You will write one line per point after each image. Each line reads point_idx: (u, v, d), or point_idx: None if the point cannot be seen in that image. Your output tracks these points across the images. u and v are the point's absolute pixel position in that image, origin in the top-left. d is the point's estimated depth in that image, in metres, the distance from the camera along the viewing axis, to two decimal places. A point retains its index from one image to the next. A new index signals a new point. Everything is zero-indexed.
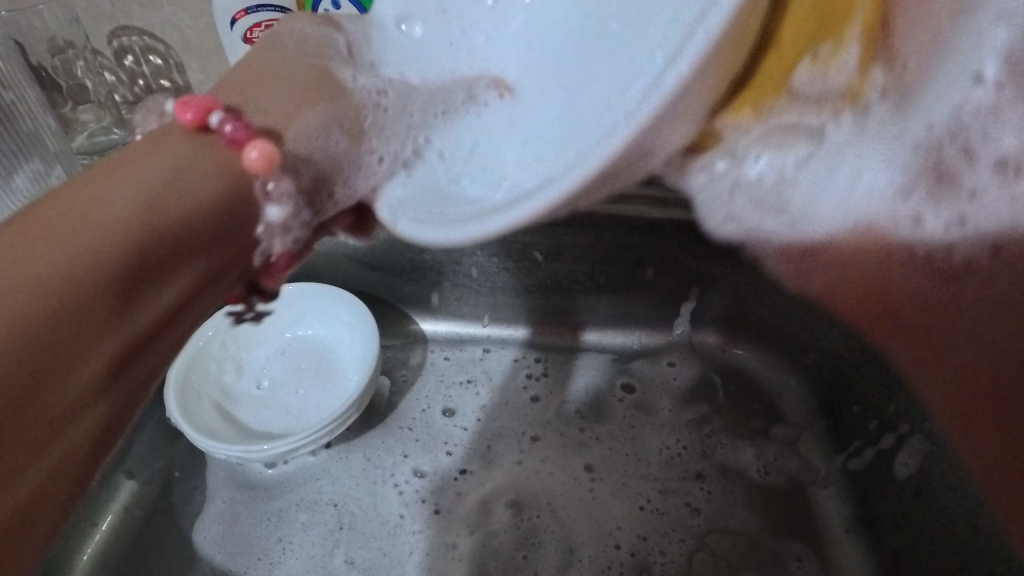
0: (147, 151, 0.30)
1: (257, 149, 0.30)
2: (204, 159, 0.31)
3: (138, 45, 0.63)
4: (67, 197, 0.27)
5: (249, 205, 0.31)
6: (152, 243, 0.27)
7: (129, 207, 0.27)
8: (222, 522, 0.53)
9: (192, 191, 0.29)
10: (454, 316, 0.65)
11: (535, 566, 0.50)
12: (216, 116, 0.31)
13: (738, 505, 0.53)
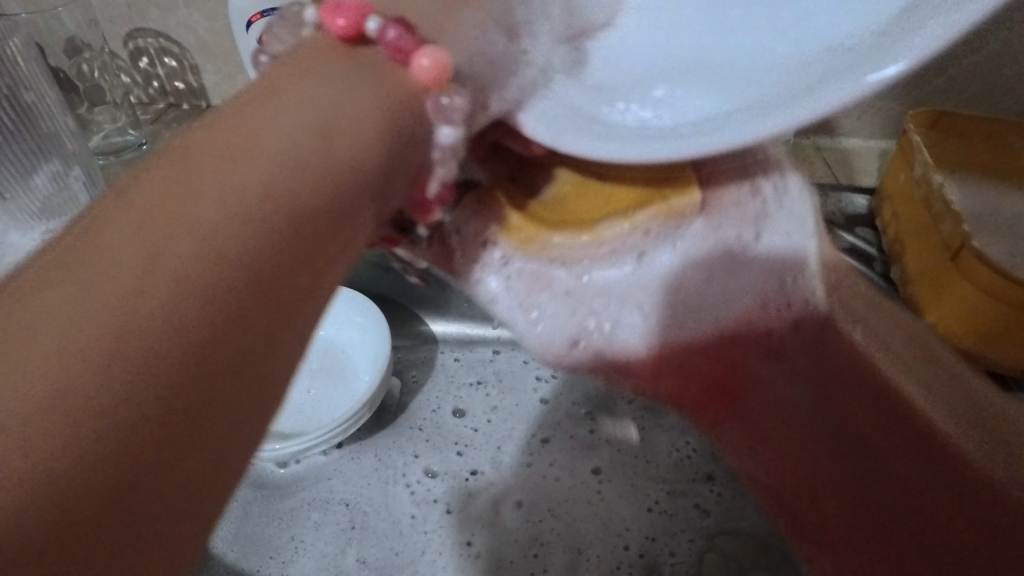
0: (291, 84, 0.27)
1: (428, 57, 0.30)
2: (385, 88, 0.29)
3: (154, 47, 0.64)
4: (185, 176, 0.23)
5: (419, 130, 0.30)
6: (302, 198, 0.24)
7: (279, 180, 0.24)
8: (234, 521, 0.53)
9: (353, 134, 0.27)
10: (465, 317, 0.65)
11: (545, 565, 0.50)
12: (373, 22, 0.30)
13: (749, 508, 0.52)
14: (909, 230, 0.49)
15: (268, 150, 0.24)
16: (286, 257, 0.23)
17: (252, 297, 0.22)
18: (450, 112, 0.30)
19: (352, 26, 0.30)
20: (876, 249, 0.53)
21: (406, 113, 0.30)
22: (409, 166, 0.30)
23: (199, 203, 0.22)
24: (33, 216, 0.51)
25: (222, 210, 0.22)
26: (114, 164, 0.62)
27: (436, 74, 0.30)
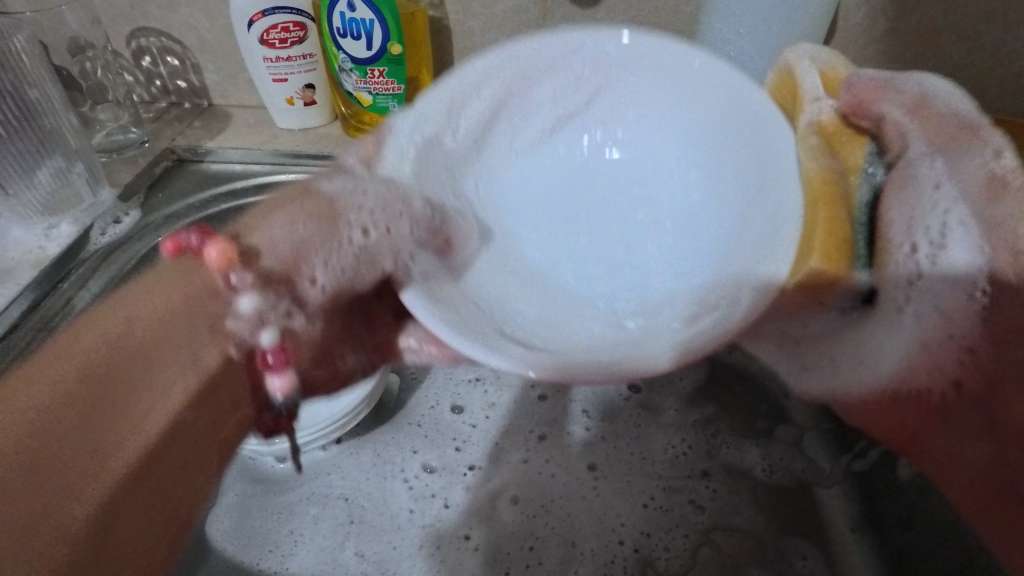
0: (98, 320, 0.35)
1: (214, 248, 0.34)
2: (190, 283, 0.37)
3: (156, 46, 0.65)
4: (61, 345, 0.34)
5: (217, 302, 0.36)
6: (115, 372, 0.33)
7: (107, 340, 0.34)
8: (233, 515, 0.54)
9: (153, 311, 0.35)
10: None
11: (541, 558, 0.51)
12: (186, 236, 0.36)
13: (744, 504, 0.53)
14: None
15: (88, 348, 0.33)
16: (115, 411, 0.33)
17: (86, 445, 0.31)
18: (249, 314, 0.35)
19: (177, 250, 0.36)
20: None
21: (201, 316, 0.36)
22: (205, 337, 0.36)
23: (29, 402, 0.31)
24: (37, 210, 0.53)
25: (49, 399, 0.32)
26: (116, 161, 0.63)
27: (224, 259, 0.34)
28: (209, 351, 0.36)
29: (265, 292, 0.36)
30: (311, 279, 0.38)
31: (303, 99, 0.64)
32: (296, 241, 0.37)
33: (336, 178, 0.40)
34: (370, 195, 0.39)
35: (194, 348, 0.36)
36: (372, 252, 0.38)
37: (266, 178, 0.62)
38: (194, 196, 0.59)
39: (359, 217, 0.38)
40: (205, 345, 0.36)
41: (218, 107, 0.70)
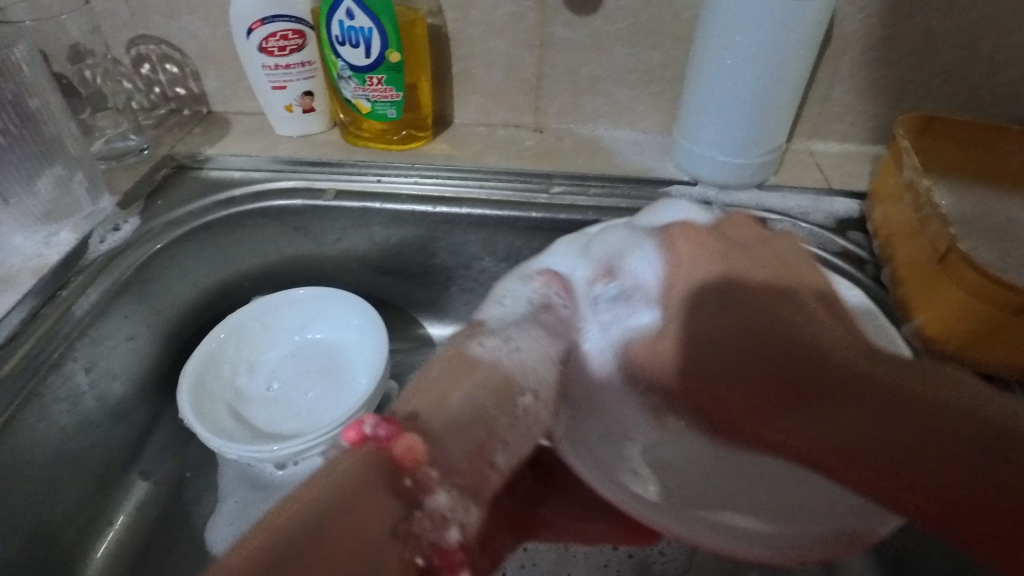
0: (318, 482, 0.33)
1: (407, 448, 0.35)
2: (378, 471, 0.34)
3: (156, 54, 0.66)
4: (326, 479, 0.33)
5: (402, 501, 0.34)
6: (310, 546, 0.30)
7: (334, 489, 0.32)
8: (233, 522, 0.54)
9: (346, 511, 0.32)
10: (460, 319, 0.69)
11: (536, 558, 0.53)
12: (370, 425, 0.35)
13: None
14: (900, 232, 0.50)
15: (288, 524, 0.30)
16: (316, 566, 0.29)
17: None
18: (436, 510, 0.35)
19: (359, 437, 0.35)
20: (867, 253, 0.54)
21: (373, 490, 0.33)
22: (393, 536, 0.33)
23: (269, 538, 0.29)
24: (36, 219, 0.53)
25: (264, 551, 0.29)
26: (116, 168, 0.62)
27: (411, 455, 0.35)
28: (391, 552, 0.32)
29: (449, 490, 0.36)
30: (489, 461, 0.39)
31: (301, 106, 0.64)
32: (480, 422, 0.39)
33: (486, 338, 0.45)
34: (526, 347, 0.45)
35: (377, 551, 0.32)
36: (534, 414, 0.43)
37: (264, 185, 0.62)
38: (194, 202, 0.60)
39: (527, 384, 0.43)
40: (382, 542, 0.32)
41: (218, 113, 0.70)
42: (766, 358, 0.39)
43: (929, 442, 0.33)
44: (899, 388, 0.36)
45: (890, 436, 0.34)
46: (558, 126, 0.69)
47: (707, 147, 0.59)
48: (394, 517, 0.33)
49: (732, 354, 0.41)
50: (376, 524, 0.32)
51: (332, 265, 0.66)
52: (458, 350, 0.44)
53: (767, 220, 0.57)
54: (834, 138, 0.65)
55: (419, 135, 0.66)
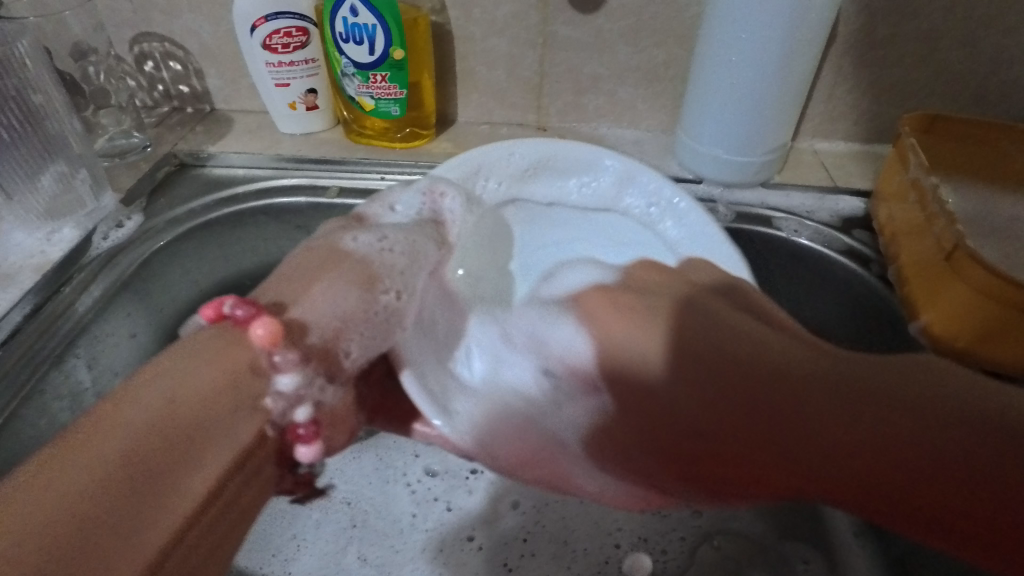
0: (122, 408, 0.29)
1: (263, 327, 0.34)
2: (233, 356, 0.34)
3: (159, 51, 0.65)
4: (145, 384, 0.31)
5: (258, 380, 0.34)
6: (150, 474, 0.28)
7: (162, 395, 0.31)
8: None
9: (194, 398, 0.31)
10: None
11: (533, 549, 0.53)
12: (229, 306, 0.35)
13: (743, 509, 0.55)
14: (905, 231, 0.49)
15: (147, 413, 0.30)
16: (150, 482, 0.28)
17: (165, 484, 0.28)
18: (288, 392, 0.35)
19: (216, 317, 0.36)
20: (873, 251, 0.54)
21: (238, 371, 0.33)
22: (253, 428, 0.33)
23: (80, 469, 0.27)
24: (39, 216, 0.53)
25: (137, 435, 0.29)
26: (118, 166, 0.62)
27: (269, 338, 0.34)
28: (245, 425, 0.33)
29: (305, 370, 0.36)
30: (344, 351, 0.39)
31: (305, 104, 0.64)
32: (340, 316, 0.39)
33: (360, 233, 0.45)
34: (399, 248, 0.45)
35: (230, 425, 0.32)
36: (394, 312, 0.42)
37: (267, 183, 0.62)
38: (196, 200, 0.60)
39: (392, 283, 0.43)
40: (238, 418, 0.33)
41: (220, 111, 0.70)
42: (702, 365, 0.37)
43: (894, 430, 0.28)
44: (863, 398, 0.30)
45: (840, 456, 0.29)
46: (560, 125, 0.69)
47: (711, 144, 0.59)
48: (242, 397, 0.33)
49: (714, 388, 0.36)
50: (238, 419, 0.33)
51: None
52: (328, 243, 0.43)
53: (772, 218, 0.58)
54: (835, 138, 0.65)
55: (422, 134, 0.66)
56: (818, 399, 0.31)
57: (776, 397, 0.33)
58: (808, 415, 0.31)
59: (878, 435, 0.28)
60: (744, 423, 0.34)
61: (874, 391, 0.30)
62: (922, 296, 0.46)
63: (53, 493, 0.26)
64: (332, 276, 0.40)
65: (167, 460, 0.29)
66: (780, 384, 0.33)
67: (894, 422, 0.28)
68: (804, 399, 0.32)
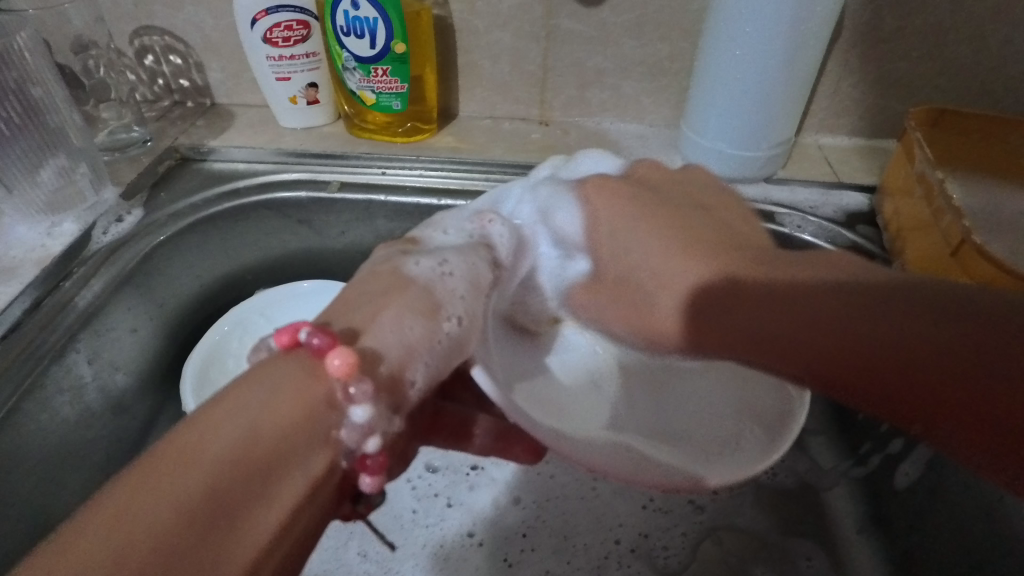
0: (196, 448, 0.27)
1: (339, 357, 0.30)
2: (307, 390, 0.30)
3: (160, 45, 0.65)
4: (216, 412, 0.29)
5: (331, 413, 0.31)
6: (216, 513, 0.26)
7: (243, 428, 0.28)
8: None
9: (265, 436, 0.28)
10: None
11: (534, 543, 0.53)
12: (304, 332, 0.31)
13: (745, 505, 0.55)
14: (911, 226, 0.49)
15: (221, 447, 0.27)
16: (218, 524, 0.26)
17: (231, 530, 0.26)
18: (356, 425, 0.30)
19: (291, 343, 0.32)
20: (878, 248, 0.54)
21: (308, 406, 0.30)
22: (324, 464, 0.30)
23: (162, 506, 0.25)
24: (39, 209, 0.53)
25: (211, 470, 0.26)
26: (119, 160, 0.61)
27: (346, 370, 0.30)
28: (322, 460, 0.30)
29: (380, 402, 0.31)
30: (411, 383, 0.33)
31: (306, 98, 0.64)
32: (408, 346, 0.33)
33: (423, 258, 0.37)
34: (460, 272, 0.37)
35: (308, 455, 0.29)
36: (460, 341, 0.36)
37: (268, 177, 0.61)
38: (197, 194, 0.59)
39: (454, 309, 0.36)
40: (312, 456, 0.30)
41: (222, 105, 0.70)
42: (758, 270, 0.34)
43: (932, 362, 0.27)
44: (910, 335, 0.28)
45: (881, 365, 0.28)
46: (564, 119, 0.69)
47: (715, 139, 0.58)
48: (314, 434, 0.30)
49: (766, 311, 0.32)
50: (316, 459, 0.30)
51: (337, 258, 0.66)
52: (393, 266, 0.36)
53: (776, 215, 0.57)
54: (841, 132, 0.65)
55: (423, 128, 0.65)
56: (860, 319, 0.30)
57: (811, 318, 0.31)
58: (843, 331, 0.30)
59: (926, 355, 0.28)
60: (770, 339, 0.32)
61: (927, 312, 0.29)
62: None
63: (123, 527, 0.24)
64: (389, 303, 0.34)
65: (236, 499, 0.26)
66: (806, 299, 0.31)
67: (930, 340, 0.28)
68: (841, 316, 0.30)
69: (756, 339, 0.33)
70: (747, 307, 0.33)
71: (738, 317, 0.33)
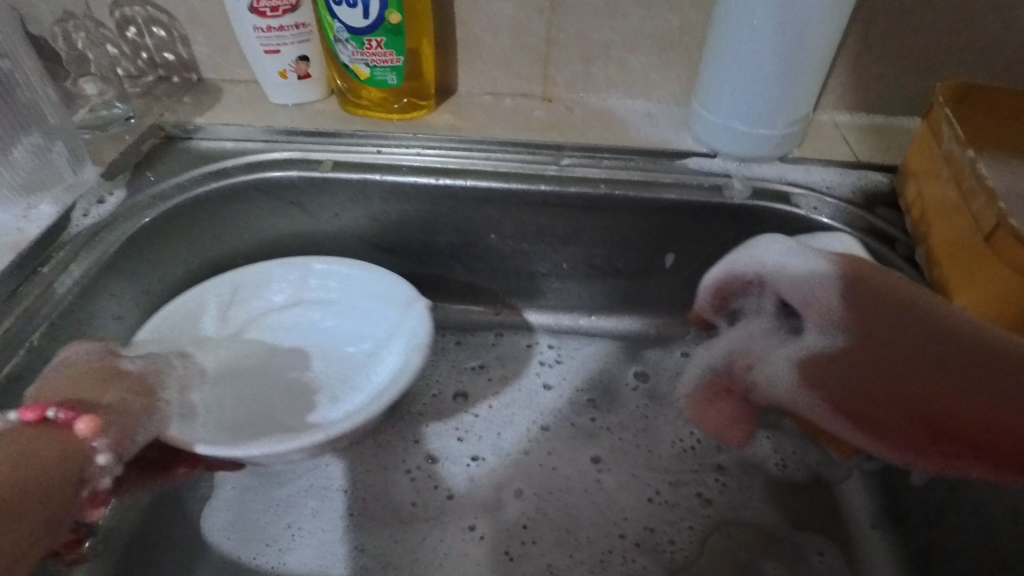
0: None
1: (83, 424, 0.36)
2: (51, 447, 0.34)
3: (142, 16, 0.61)
4: None
5: (78, 457, 0.36)
6: None
7: None
8: (232, 509, 0.53)
9: (38, 478, 0.33)
10: (465, 301, 0.66)
11: (535, 535, 0.51)
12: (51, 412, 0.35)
13: (754, 499, 0.53)
14: (936, 209, 0.46)
15: None
16: None
17: None
18: (95, 474, 0.37)
19: (40, 424, 0.35)
20: (899, 230, 0.52)
21: (70, 473, 0.35)
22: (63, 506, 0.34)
23: None
24: (14, 192, 0.49)
25: None
26: (100, 138, 0.58)
27: (93, 431, 0.36)
28: (67, 497, 0.35)
29: (115, 454, 0.38)
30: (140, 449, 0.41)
31: (296, 73, 0.60)
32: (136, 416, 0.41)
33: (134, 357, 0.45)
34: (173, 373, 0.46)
35: (53, 494, 0.34)
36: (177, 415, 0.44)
37: (257, 156, 0.59)
38: (182, 174, 0.57)
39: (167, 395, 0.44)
40: (60, 512, 0.34)
41: (209, 81, 0.66)
42: (904, 324, 0.41)
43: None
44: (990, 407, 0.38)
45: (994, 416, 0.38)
46: (567, 96, 0.65)
47: (728, 117, 0.55)
48: (69, 488, 0.35)
49: (907, 340, 0.41)
50: (54, 504, 0.34)
51: (333, 242, 0.63)
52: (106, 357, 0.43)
53: (790, 195, 0.55)
54: (858, 111, 0.62)
55: (421, 105, 0.62)
56: (952, 380, 0.39)
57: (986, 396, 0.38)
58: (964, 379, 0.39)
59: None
60: (879, 396, 0.44)
61: None
62: (957, 278, 0.43)
63: None
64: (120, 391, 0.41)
65: None
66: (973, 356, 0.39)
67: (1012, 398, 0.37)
68: (949, 363, 0.40)
69: (886, 361, 0.43)
70: (906, 369, 0.42)
71: (889, 358, 0.43)
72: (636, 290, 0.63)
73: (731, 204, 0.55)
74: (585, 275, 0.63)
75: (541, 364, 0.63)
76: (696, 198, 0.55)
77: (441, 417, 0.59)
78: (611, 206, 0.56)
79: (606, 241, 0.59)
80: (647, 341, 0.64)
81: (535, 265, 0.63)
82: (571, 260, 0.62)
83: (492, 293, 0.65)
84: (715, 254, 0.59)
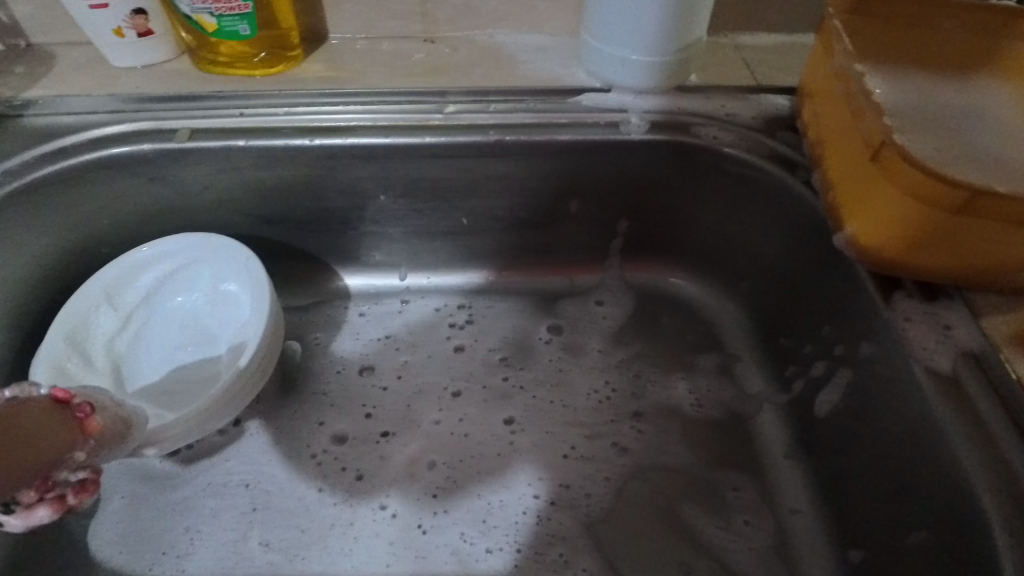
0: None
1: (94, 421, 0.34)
2: (54, 425, 0.32)
3: None
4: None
5: (67, 445, 0.32)
6: None
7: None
8: (122, 521, 0.49)
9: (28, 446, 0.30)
10: (368, 268, 0.62)
11: (445, 504, 0.49)
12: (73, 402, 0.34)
13: (672, 443, 0.52)
14: (831, 129, 0.44)
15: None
16: None
17: None
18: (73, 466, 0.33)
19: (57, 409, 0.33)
20: (799, 154, 0.49)
21: (52, 458, 0.31)
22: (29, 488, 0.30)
23: None
24: None
25: None
26: None
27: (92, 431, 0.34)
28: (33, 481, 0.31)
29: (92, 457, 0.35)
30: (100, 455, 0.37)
31: (135, 29, 0.53)
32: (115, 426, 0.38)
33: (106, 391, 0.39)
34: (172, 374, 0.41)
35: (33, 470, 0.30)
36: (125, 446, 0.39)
37: (101, 130, 0.51)
38: (12, 158, 0.49)
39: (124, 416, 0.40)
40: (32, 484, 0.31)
41: (40, 45, 0.58)
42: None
43: None
44: None
45: None
46: (452, 34, 0.59)
47: (618, 45, 0.51)
48: (47, 470, 0.31)
49: None
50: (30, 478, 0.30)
51: (208, 218, 0.57)
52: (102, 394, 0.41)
53: (689, 126, 0.52)
54: (758, 29, 0.58)
55: (286, 57, 0.56)
56: None
57: None
58: None
59: None
60: None
61: None
62: (850, 201, 0.41)
63: None
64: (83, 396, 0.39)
65: None
66: None
67: None
68: None
69: None
70: None
71: None
72: (544, 240, 0.60)
73: (629, 140, 0.51)
74: (490, 229, 0.59)
75: (451, 328, 0.60)
76: (593, 136, 0.51)
77: (347, 394, 0.55)
78: (505, 152, 0.52)
79: (504, 191, 0.55)
80: (561, 292, 0.62)
81: (434, 223, 0.58)
82: (472, 215, 0.58)
83: (396, 258, 0.61)
84: (621, 193, 0.55)
